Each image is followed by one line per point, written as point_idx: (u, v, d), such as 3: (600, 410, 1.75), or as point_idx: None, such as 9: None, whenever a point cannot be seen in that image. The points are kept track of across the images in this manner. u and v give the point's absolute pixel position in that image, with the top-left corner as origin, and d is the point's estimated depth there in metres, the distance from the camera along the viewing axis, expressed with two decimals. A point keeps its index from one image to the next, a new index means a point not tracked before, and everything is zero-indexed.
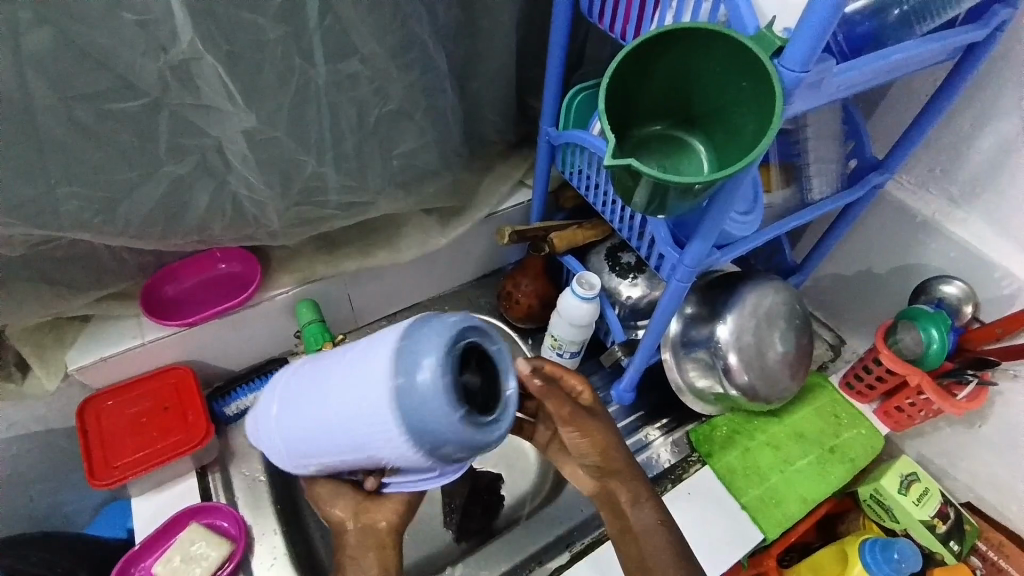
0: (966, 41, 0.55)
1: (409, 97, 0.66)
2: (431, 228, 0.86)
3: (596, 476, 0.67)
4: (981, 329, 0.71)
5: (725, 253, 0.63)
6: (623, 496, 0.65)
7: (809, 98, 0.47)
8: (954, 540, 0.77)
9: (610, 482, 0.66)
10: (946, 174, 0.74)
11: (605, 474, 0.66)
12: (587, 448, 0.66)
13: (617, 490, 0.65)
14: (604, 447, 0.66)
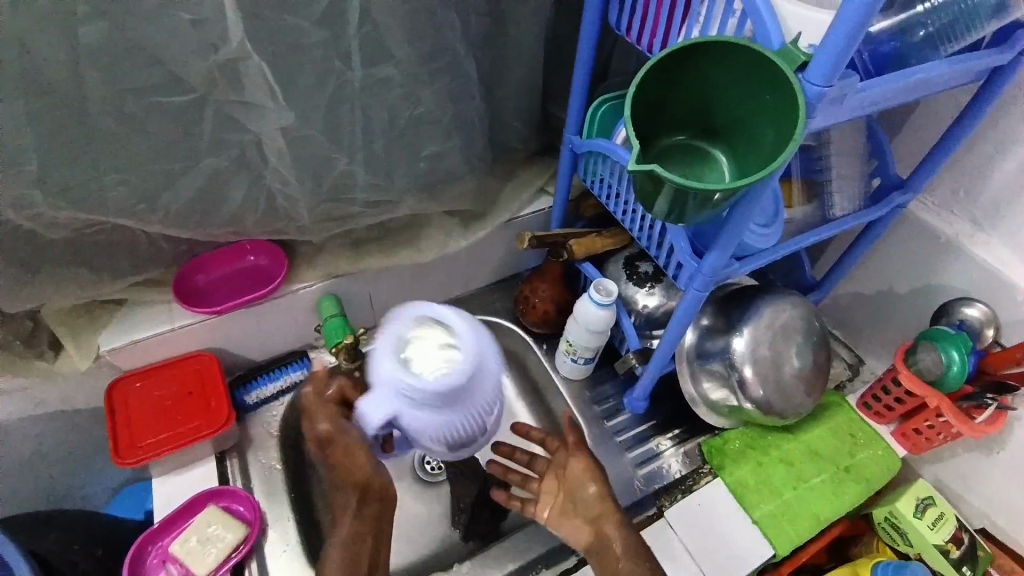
0: (990, 64, 0.55)
1: (439, 101, 0.68)
2: (453, 230, 0.88)
3: (592, 523, 0.67)
4: (1001, 353, 0.70)
5: (745, 264, 0.64)
6: (618, 545, 0.66)
7: (832, 113, 0.48)
8: (969, 566, 0.76)
9: (606, 527, 0.67)
10: (970, 196, 0.73)
11: (603, 521, 0.67)
12: (589, 492, 0.69)
13: (612, 536, 0.66)
14: (605, 492, 0.69)
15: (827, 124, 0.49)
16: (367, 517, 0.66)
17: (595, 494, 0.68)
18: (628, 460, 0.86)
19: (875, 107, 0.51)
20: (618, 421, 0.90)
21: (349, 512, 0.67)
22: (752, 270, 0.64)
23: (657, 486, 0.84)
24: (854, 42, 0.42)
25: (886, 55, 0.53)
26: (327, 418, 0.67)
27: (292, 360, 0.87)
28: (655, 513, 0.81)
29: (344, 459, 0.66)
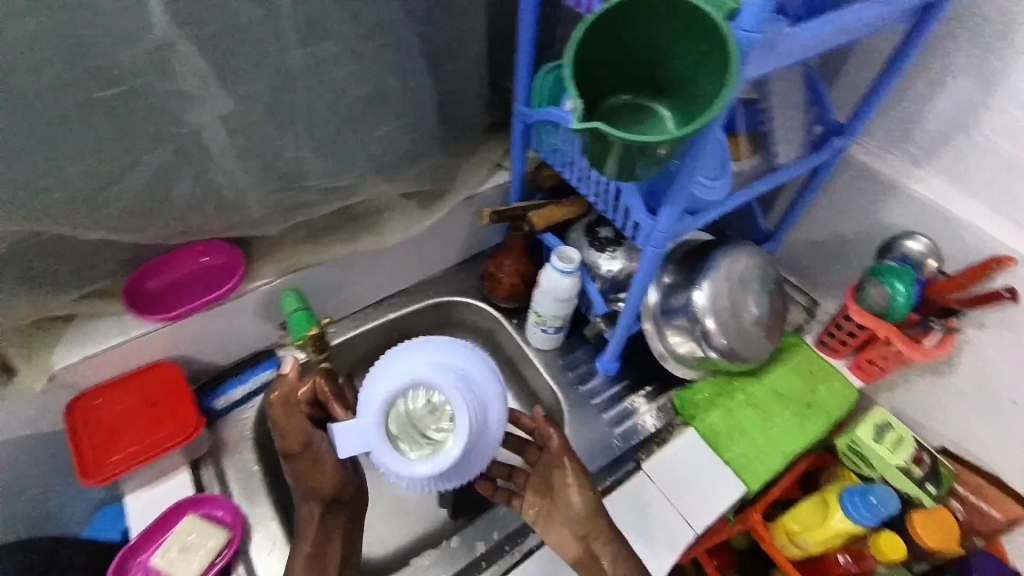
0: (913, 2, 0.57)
1: (387, 79, 0.67)
2: (412, 211, 0.87)
3: (581, 539, 0.66)
4: (945, 281, 0.74)
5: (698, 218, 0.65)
6: (607, 562, 0.65)
7: (765, 61, 0.49)
8: (931, 483, 0.81)
9: (595, 545, 0.65)
10: (907, 135, 0.77)
11: (592, 538, 0.65)
12: (577, 508, 0.65)
13: (601, 553, 0.65)
14: (593, 509, 0.65)
15: (769, 70, 0.51)
16: (330, 527, 0.66)
17: (582, 510, 0.65)
18: (604, 421, 0.88)
19: (811, 52, 0.53)
20: (591, 384, 0.92)
21: (311, 524, 0.65)
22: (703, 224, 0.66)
23: (634, 441, 0.86)
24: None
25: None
26: (299, 425, 0.65)
27: (261, 360, 0.86)
28: (632, 466, 0.83)
29: (312, 469, 0.66)
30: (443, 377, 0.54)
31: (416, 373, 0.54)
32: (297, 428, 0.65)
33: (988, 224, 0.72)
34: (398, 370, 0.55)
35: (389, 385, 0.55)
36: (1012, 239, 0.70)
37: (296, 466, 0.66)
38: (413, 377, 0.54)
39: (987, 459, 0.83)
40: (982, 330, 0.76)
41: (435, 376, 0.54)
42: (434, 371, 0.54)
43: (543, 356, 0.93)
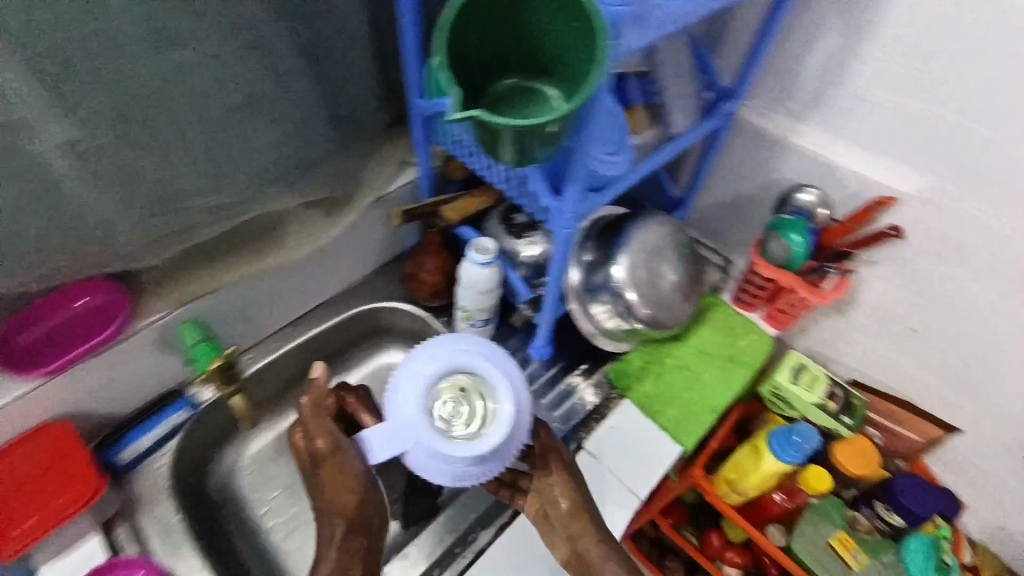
0: None
1: (258, 78, 0.62)
2: (321, 219, 0.83)
3: (568, 539, 0.65)
4: (836, 226, 0.80)
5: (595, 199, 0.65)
6: (595, 558, 0.64)
7: (637, 35, 0.51)
8: (845, 415, 0.87)
9: (583, 544, 0.64)
10: (786, 93, 0.81)
11: (579, 539, 0.65)
12: (562, 508, 0.66)
13: (589, 550, 0.64)
14: (578, 508, 0.66)
15: (644, 47, 0.52)
16: (349, 554, 0.59)
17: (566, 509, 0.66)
18: (544, 406, 0.88)
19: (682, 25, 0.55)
20: (528, 372, 0.91)
21: (334, 543, 0.59)
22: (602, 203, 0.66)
23: (575, 421, 0.87)
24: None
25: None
26: (322, 432, 0.62)
27: (171, 402, 0.79)
28: (575, 446, 0.83)
29: (337, 477, 0.60)
30: (472, 360, 0.64)
31: (446, 359, 0.64)
32: (322, 435, 0.61)
33: (869, 167, 0.77)
34: (428, 359, 0.64)
35: (420, 381, 0.62)
36: (892, 179, 0.75)
37: (323, 473, 0.61)
38: (444, 363, 0.64)
39: (890, 382, 0.91)
40: (874, 266, 0.82)
41: (463, 357, 0.65)
42: (463, 355, 0.65)
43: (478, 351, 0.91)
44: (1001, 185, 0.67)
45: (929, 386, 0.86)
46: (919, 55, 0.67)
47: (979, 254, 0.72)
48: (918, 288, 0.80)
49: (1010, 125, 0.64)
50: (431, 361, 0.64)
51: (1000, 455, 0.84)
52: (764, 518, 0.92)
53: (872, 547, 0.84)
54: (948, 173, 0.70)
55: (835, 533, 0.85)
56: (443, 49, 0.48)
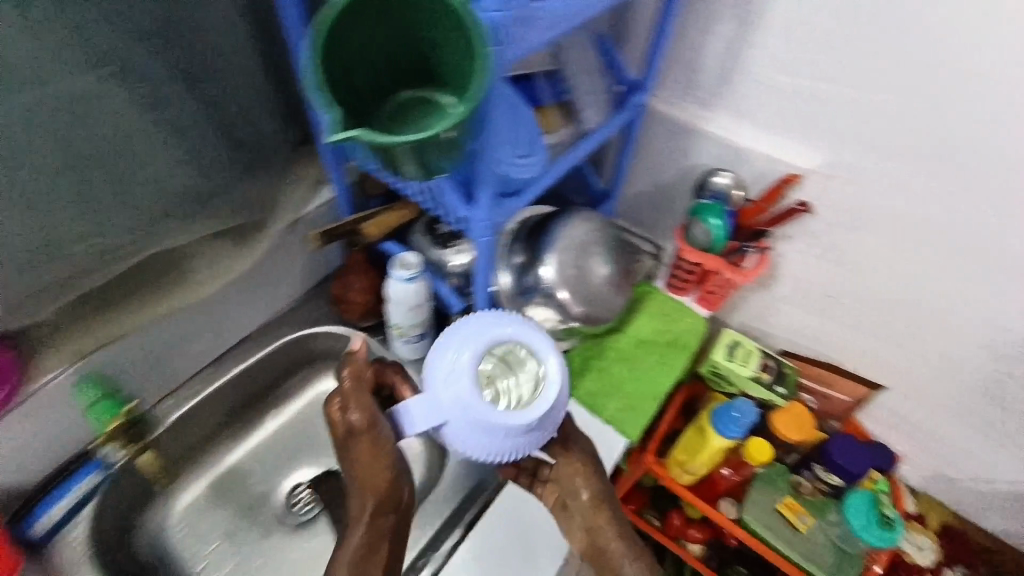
0: None
1: (129, 107, 0.56)
2: (238, 247, 0.76)
3: (588, 531, 0.69)
4: (749, 206, 0.83)
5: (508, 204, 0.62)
6: (615, 549, 0.68)
7: (522, 38, 0.49)
8: (779, 385, 0.91)
9: (602, 536, 0.69)
10: (691, 83, 0.83)
11: (598, 530, 0.69)
12: (582, 500, 0.69)
13: (608, 541, 0.68)
14: (599, 501, 0.70)
15: (532, 47, 0.51)
16: (377, 533, 0.61)
17: (588, 502, 0.69)
18: None
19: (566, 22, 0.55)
20: None
21: (363, 518, 0.61)
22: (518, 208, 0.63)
23: None
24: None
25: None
26: (360, 404, 0.65)
27: (82, 465, 0.71)
28: None
29: (369, 453, 0.63)
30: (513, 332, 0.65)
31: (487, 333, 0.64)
32: (361, 410, 0.64)
33: (774, 147, 0.80)
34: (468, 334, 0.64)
35: (468, 354, 0.62)
36: (794, 158, 0.79)
37: (356, 446, 0.64)
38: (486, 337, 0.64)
39: (817, 345, 0.96)
40: (791, 238, 0.86)
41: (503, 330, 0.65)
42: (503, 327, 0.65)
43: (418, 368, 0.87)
44: (894, 154, 0.72)
45: (851, 346, 0.92)
46: (808, 39, 0.71)
47: (880, 220, 0.77)
48: (831, 255, 0.85)
49: (897, 99, 0.68)
50: (472, 335, 0.64)
51: (921, 399, 0.91)
52: (716, 493, 0.95)
53: (819, 506, 0.89)
54: (845, 148, 0.75)
55: (781, 498, 0.89)
56: (317, 68, 0.44)
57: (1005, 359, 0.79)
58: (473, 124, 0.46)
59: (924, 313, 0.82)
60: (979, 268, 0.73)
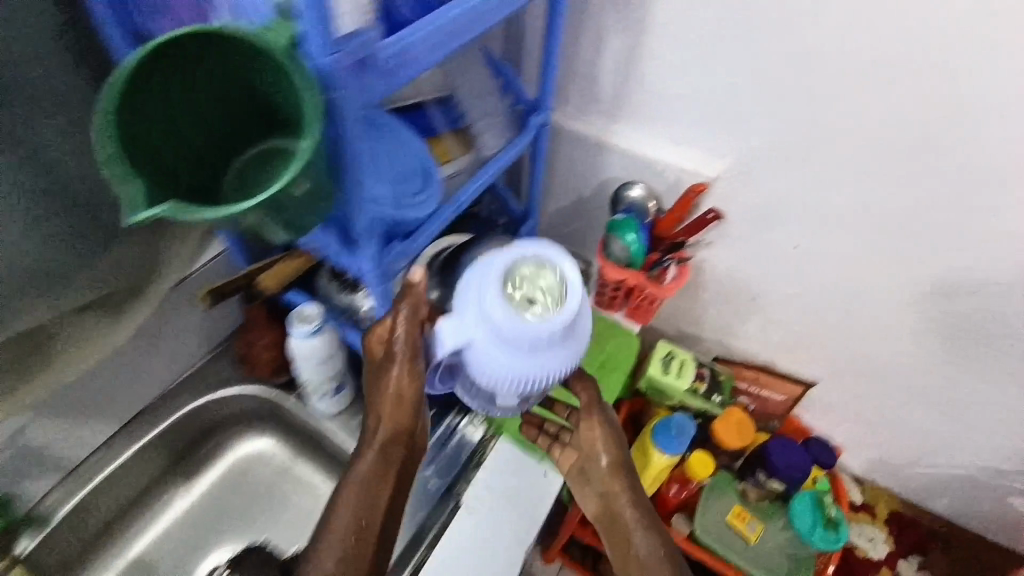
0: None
1: None
2: (160, 287, 0.70)
3: (601, 496, 0.66)
4: (665, 216, 0.82)
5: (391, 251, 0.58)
6: (631, 515, 0.64)
7: (371, 87, 0.42)
8: (716, 394, 0.89)
9: (616, 503, 0.65)
10: (592, 98, 0.81)
11: (613, 497, 0.65)
12: (600, 466, 0.66)
13: (624, 508, 0.65)
14: (618, 465, 0.66)
15: (390, 88, 0.44)
16: (386, 465, 0.61)
17: (607, 470, 0.66)
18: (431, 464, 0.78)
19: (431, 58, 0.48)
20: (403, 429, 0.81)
21: (383, 455, 0.60)
22: (402, 253, 0.59)
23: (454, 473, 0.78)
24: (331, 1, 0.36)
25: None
26: (411, 322, 0.57)
27: None
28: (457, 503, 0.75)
29: (401, 391, 0.59)
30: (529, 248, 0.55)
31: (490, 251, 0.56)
32: (410, 333, 0.57)
33: (683, 154, 0.79)
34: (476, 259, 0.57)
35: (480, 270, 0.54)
36: (702, 167, 0.78)
37: (396, 379, 0.58)
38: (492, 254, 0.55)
39: (749, 344, 0.96)
40: (710, 243, 0.86)
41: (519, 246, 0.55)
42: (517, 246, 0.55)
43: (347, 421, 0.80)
44: (799, 152, 0.71)
45: (781, 342, 0.92)
46: (699, 48, 0.69)
47: (794, 216, 0.77)
48: (754, 255, 0.84)
49: (794, 99, 0.67)
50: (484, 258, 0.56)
51: (852, 387, 0.92)
52: (667, 510, 0.92)
53: (768, 510, 0.88)
54: (752, 149, 0.74)
55: (730, 508, 0.88)
56: (110, 133, 0.38)
57: (931, 338, 0.79)
58: (317, 179, 0.42)
59: (849, 302, 0.82)
60: (893, 255, 0.74)
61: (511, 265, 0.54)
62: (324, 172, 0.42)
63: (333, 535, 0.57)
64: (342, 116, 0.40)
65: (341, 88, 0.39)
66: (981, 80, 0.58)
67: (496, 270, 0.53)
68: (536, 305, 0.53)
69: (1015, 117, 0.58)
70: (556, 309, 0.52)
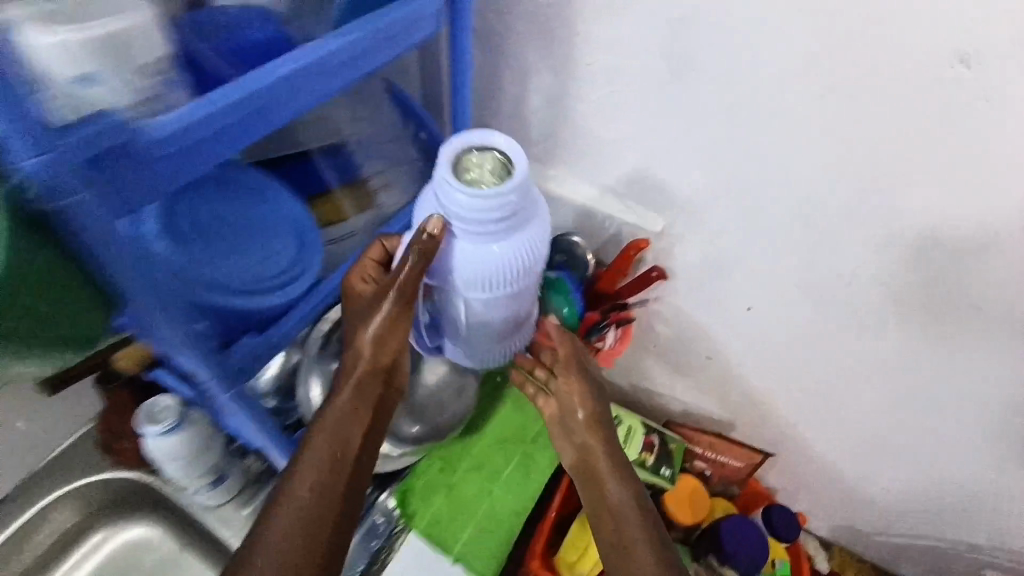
0: (378, 46, 0.45)
1: None
2: (20, 381, 0.62)
3: (578, 448, 0.61)
4: (605, 272, 0.72)
5: (239, 348, 0.49)
6: (605, 467, 0.60)
7: (135, 187, 0.34)
8: (664, 467, 0.80)
9: (594, 455, 0.60)
10: (521, 140, 0.71)
11: (591, 449, 0.61)
12: (577, 419, 0.62)
13: (599, 458, 0.60)
14: (597, 418, 0.62)
15: (184, 178, 0.36)
16: (358, 406, 0.55)
17: (584, 420, 0.61)
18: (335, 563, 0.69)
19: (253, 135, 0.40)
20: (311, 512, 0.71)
21: (358, 398, 0.55)
22: (256, 350, 0.49)
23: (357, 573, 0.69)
24: (12, 88, 0.28)
25: (261, 40, 0.43)
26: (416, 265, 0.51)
27: None
28: None
29: (389, 325, 0.54)
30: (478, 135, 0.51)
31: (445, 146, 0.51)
32: (413, 272, 0.51)
33: (621, 204, 0.69)
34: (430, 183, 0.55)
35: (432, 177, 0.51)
36: (640, 222, 0.68)
37: (383, 312, 0.53)
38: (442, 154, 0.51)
39: (707, 404, 0.86)
40: (659, 299, 0.76)
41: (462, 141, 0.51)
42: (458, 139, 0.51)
43: (242, 503, 0.71)
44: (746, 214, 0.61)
45: (742, 404, 0.83)
46: (629, 94, 0.59)
47: (744, 280, 0.67)
48: (705, 314, 0.74)
49: (732, 160, 0.58)
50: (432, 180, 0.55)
51: (820, 453, 0.83)
52: None
53: None
54: (694, 207, 0.64)
55: None
56: None
57: (901, 416, 0.70)
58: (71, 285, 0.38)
59: (812, 373, 0.72)
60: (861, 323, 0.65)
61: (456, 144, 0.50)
62: (87, 291, 0.37)
63: (304, 482, 0.51)
64: (86, 226, 0.33)
65: (74, 192, 0.31)
66: (946, 158, 0.47)
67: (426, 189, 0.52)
68: (477, 174, 0.49)
69: (993, 201, 0.48)
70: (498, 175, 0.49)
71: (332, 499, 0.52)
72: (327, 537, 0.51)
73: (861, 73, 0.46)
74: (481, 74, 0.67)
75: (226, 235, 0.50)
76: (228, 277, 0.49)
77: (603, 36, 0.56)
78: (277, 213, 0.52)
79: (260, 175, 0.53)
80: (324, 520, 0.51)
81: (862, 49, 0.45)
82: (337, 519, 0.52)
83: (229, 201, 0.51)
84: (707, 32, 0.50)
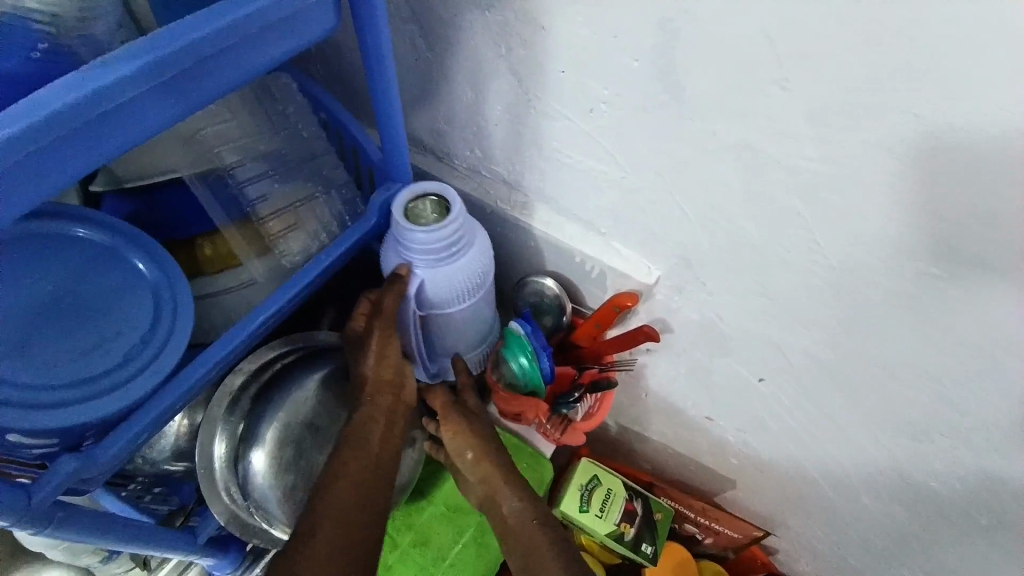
0: (205, 60, 0.33)
1: None
2: None
3: (479, 486, 0.52)
4: (583, 322, 0.59)
5: (53, 474, 0.38)
6: (506, 502, 0.50)
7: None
8: (646, 542, 0.68)
9: (494, 488, 0.51)
10: (484, 153, 0.55)
11: (489, 482, 0.51)
12: (465, 458, 0.52)
13: (500, 495, 0.51)
14: (483, 454, 0.52)
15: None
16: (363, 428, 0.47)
17: (472, 460, 0.52)
18: None
19: (103, 152, 0.30)
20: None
21: (370, 418, 0.47)
22: (80, 472, 0.38)
23: None
24: None
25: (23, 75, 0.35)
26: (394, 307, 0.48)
27: None
28: None
29: (385, 341, 0.48)
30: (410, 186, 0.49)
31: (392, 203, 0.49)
32: (392, 297, 0.48)
33: (603, 242, 0.54)
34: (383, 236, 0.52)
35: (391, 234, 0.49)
36: (627, 269, 0.53)
37: (378, 333, 0.48)
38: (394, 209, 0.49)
39: (705, 465, 0.73)
40: (652, 353, 0.62)
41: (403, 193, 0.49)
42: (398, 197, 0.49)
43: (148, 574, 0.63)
44: (756, 274, 0.46)
45: (746, 474, 0.69)
46: (609, 115, 0.43)
47: (748, 346, 0.53)
48: (701, 374, 0.60)
49: (740, 210, 0.42)
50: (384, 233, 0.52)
51: (838, 547, 0.69)
52: None
53: None
54: (691, 258, 0.49)
55: None
56: None
57: (939, 529, 0.55)
58: None
59: (831, 461, 0.58)
60: (896, 433, 0.50)
61: (434, 255, 0.48)
62: None
63: (333, 487, 0.44)
64: None
65: None
66: None
67: (485, 270, 0.52)
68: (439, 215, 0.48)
69: None
70: (443, 197, 0.48)
71: (361, 510, 0.44)
72: (370, 535, 0.43)
73: (942, 127, 0.31)
74: (425, 67, 0.51)
75: (50, 319, 0.42)
76: (40, 379, 0.41)
77: (574, 35, 0.40)
78: (130, 284, 0.46)
79: (100, 239, 0.46)
80: (360, 517, 0.43)
81: (947, 93, 0.29)
82: (374, 517, 0.44)
83: (52, 274, 0.44)
84: (710, 41, 0.34)
